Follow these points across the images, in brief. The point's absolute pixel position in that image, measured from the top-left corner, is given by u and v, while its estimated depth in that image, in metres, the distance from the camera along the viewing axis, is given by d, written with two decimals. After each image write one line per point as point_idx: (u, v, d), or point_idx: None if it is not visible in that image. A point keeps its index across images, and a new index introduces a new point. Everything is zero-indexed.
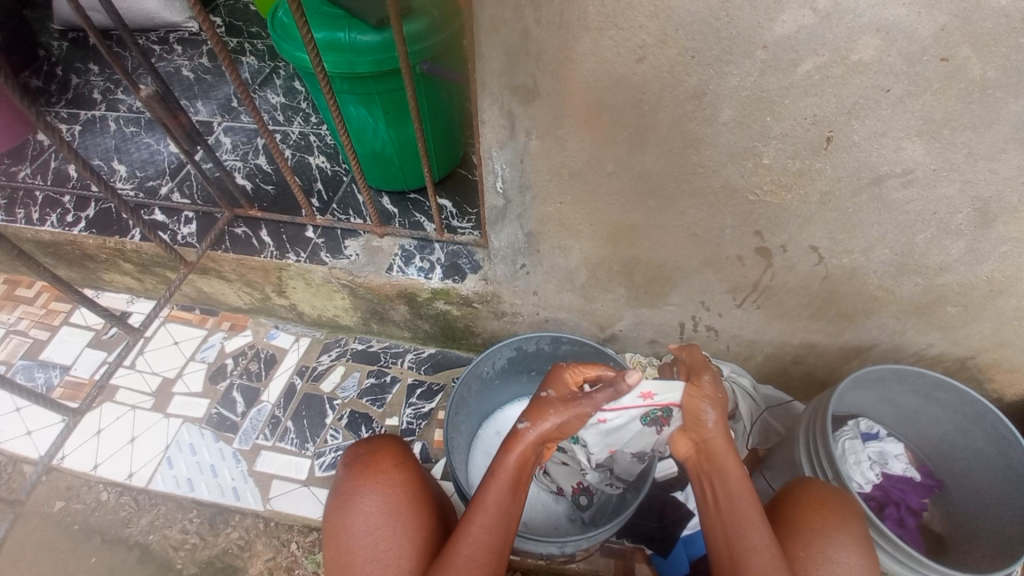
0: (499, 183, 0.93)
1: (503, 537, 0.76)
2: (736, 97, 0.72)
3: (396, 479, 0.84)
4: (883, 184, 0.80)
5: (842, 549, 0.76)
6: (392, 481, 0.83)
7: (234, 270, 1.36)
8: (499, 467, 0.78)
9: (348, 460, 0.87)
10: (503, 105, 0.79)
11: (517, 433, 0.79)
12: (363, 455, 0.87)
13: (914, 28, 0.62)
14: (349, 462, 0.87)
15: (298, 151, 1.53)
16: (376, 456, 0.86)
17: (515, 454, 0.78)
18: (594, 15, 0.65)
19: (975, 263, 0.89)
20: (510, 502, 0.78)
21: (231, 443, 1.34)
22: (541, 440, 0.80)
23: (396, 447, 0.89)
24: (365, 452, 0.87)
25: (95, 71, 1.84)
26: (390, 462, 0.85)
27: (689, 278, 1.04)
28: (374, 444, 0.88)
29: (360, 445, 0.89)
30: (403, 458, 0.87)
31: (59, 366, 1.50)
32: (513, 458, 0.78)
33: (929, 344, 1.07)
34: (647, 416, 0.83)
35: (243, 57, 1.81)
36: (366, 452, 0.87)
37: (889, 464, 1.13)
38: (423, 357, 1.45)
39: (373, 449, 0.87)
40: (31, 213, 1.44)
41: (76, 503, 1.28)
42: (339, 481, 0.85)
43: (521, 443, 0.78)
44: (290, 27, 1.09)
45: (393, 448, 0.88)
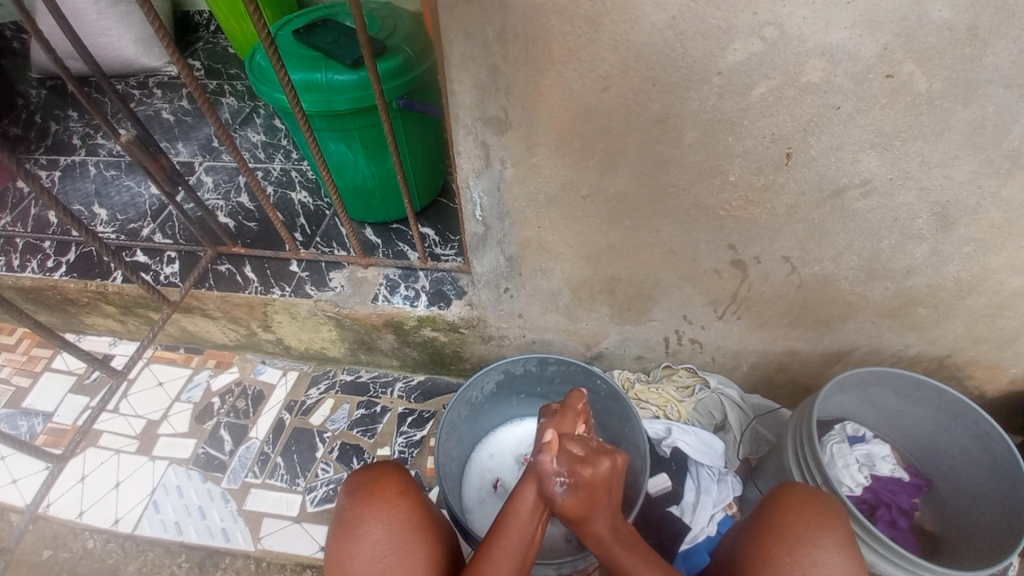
0: (479, 211, 0.95)
1: (525, 564, 0.76)
2: (699, 120, 0.75)
3: (401, 504, 0.83)
4: (845, 195, 0.83)
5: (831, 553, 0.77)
6: (396, 507, 0.82)
7: (218, 307, 1.36)
8: (522, 494, 0.79)
9: (350, 488, 0.85)
10: (477, 136, 0.82)
11: (532, 463, 0.81)
12: (366, 482, 0.85)
13: (859, 49, 0.66)
14: (352, 489, 0.85)
15: (280, 187, 1.55)
16: (380, 483, 0.85)
17: (535, 484, 0.80)
18: (558, 49, 0.68)
19: (940, 265, 0.93)
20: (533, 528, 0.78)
21: (220, 483, 1.31)
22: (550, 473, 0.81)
23: (398, 474, 0.88)
24: (369, 479, 0.86)
25: (74, 116, 1.85)
26: (394, 488, 0.84)
27: (669, 293, 1.07)
28: (377, 471, 0.87)
29: (362, 473, 0.87)
30: (406, 484, 0.86)
31: (41, 413, 1.47)
32: (534, 484, 0.80)
33: (906, 346, 1.10)
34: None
35: (222, 98, 1.84)
36: (370, 479, 0.86)
37: (878, 466, 1.14)
38: (412, 385, 1.45)
39: (377, 476, 0.86)
40: (11, 260, 1.43)
41: (63, 551, 1.25)
42: (342, 510, 0.83)
43: (542, 471, 0.81)
44: (268, 69, 1.12)
45: (396, 475, 0.87)
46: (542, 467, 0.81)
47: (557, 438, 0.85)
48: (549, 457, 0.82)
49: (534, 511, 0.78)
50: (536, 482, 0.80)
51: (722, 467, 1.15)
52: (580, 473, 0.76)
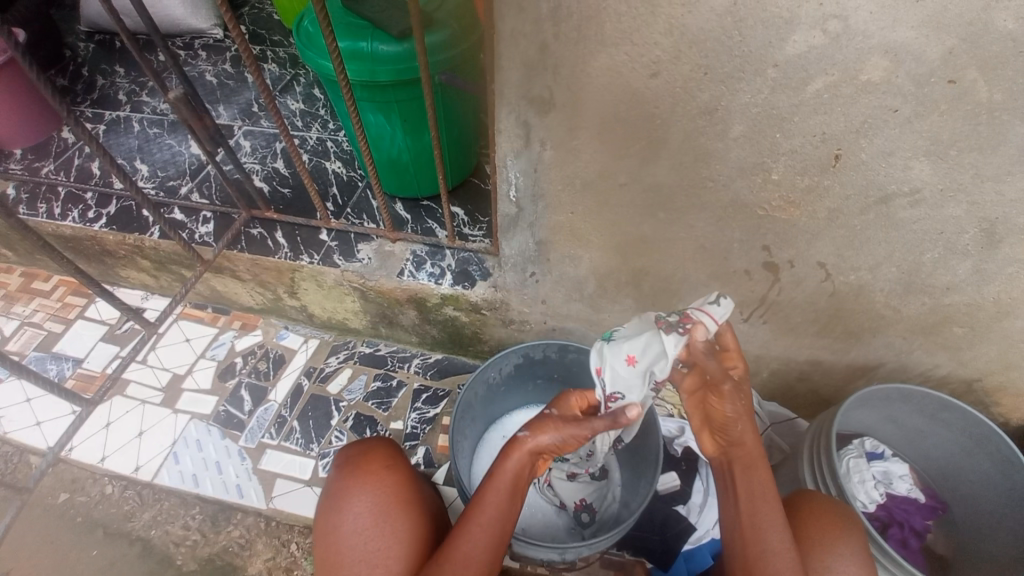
0: (513, 191, 0.95)
1: (499, 539, 0.78)
2: (747, 114, 0.74)
3: (386, 478, 0.85)
4: (890, 203, 0.81)
5: (858, 555, 0.78)
6: (380, 483, 0.85)
7: (248, 270, 1.39)
8: (499, 473, 0.80)
9: (339, 462, 0.89)
10: (519, 115, 0.82)
11: (517, 440, 0.80)
12: (354, 456, 0.88)
13: (922, 51, 0.64)
14: (341, 463, 0.88)
15: (315, 156, 1.57)
16: (365, 458, 0.87)
17: (515, 460, 0.80)
18: (611, 30, 0.67)
19: (982, 284, 0.90)
20: (509, 507, 0.79)
21: (238, 441, 1.35)
22: (538, 448, 0.81)
23: (384, 450, 0.90)
24: (357, 454, 0.89)
25: (120, 73, 1.89)
26: (380, 463, 0.87)
27: (696, 291, 1.06)
28: (365, 445, 0.90)
29: (352, 447, 0.90)
30: (392, 460, 0.88)
31: (72, 358, 1.52)
32: (512, 463, 0.80)
33: (936, 365, 1.07)
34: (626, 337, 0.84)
35: (265, 64, 1.86)
36: (357, 454, 0.88)
37: (895, 484, 1.13)
38: (429, 363, 1.46)
39: (364, 451, 0.89)
40: (54, 209, 1.48)
41: (82, 495, 1.30)
42: (331, 482, 0.87)
43: (521, 450, 0.80)
44: (314, 35, 1.13)
45: (383, 451, 0.90)
46: (524, 443, 0.80)
47: (555, 428, 0.81)
48: (535, 437, 0.80)
49: (510, 490, 0.79)
50: (515, 461, 0.80)
51: None
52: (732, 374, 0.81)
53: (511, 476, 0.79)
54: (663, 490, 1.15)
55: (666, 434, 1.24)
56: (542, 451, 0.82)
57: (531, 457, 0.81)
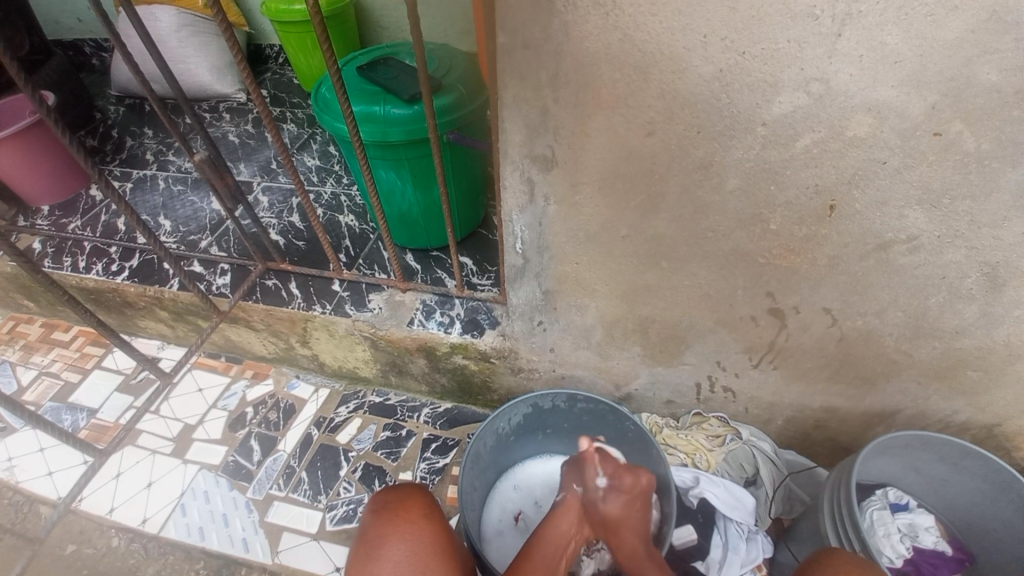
0: (519, 244, 0.98)
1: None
2: (741, 168, 0.77)
3: (424, 527, 0.83)
4: (890, 249, 0.82)
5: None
6: (422, 530, 0.83)
7: (262, 320, 1.42)
8: (547, 533, 0.91)
9: (376, 507, 0.87)
10: (523, 172, 0.85)
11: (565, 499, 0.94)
12: (392, 502, 0.87)
13: (905, 107, 0.67)
14: (377, 508, 0.87)
15: (329, 209, 1.64)
16: (406, 505, 0.86)
17: (553, 533, 0.91)
18: (606, 95, 0.72)
19: (991, 327, 0.89)
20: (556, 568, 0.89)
21: (245, 492, 1.34)
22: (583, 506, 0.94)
23: (423, 498, 0.89)
24: (394, 500, 0.87)
25: (148, 134, 2.01)
26: (418, 511, 0.85)
27: (703, 338, 1.06)
28: (401, 492, 0.89)
29: (388, 493, 0.89)
30: (430, 510, 0.87)
31: (86, 408, 1.54)
32: (561, 524, 0.92)
33: (954, 411, 1.05)
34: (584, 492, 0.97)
35: (285, 124, 1.97)
36: (395, 500, 0.87)
37: (921, 537, 1.08)
38: (439, 412, 1.46)
39: (402, 498, 0.88)
40: (79, 262, 1.55)
41: (87, 548, 1.28)
42: (367, 527, 0.84)
43: (560, 521, 0.92)
44: (332, 100, 1.21)
45: (420, 499, 0.88)
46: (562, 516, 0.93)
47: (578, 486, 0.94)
48: (567, 502, 0.94)
49: (549, 560, 0.88)
50: (554, 534, 0.91)
51: (752, 525, 1.10)
52: (621, 482, 0.92)
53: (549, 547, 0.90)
54: (679, 545, 1.10)
55: (681, 485, 1.14)
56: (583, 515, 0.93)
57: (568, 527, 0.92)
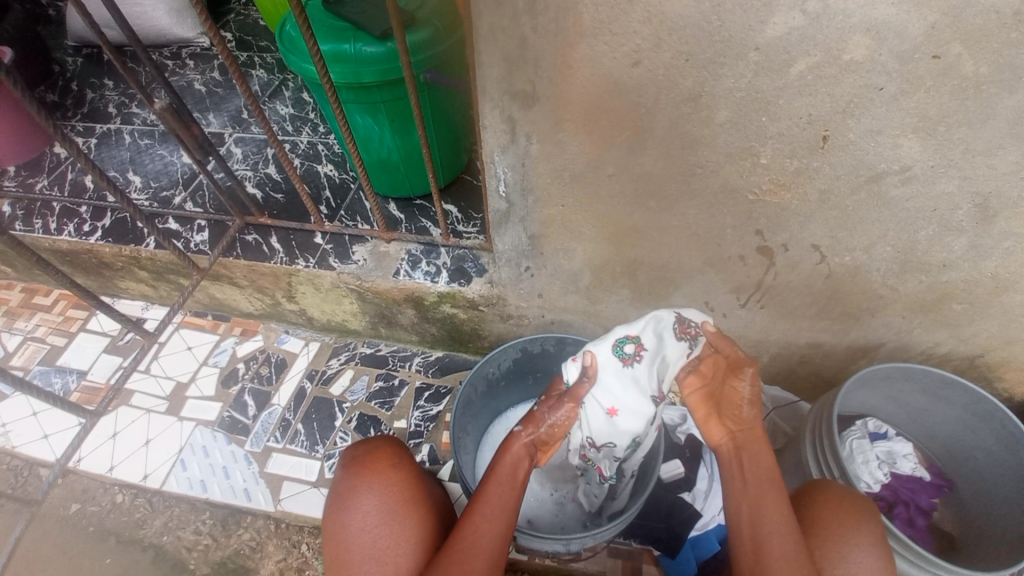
0: (502, 186, 0.94)
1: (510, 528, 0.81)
2: (732, 99, 0.73)
3: (394, 478, 0.85)
4: (881, 181, 0.80)
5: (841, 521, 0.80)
6: (389, 481, 0.84)
7: (245, 276, 1.39)
8: (498, 464, 0.84)
9: (346, 461, 0.88)
10: (504, 110, 0.81)
11: (511, 435, 0.86)
12: (361, 455, 0.87)
13: (905, 27, 0.63)
14: (347, 462, 0.88)
15: (306, 159, 1.57)
16: (373, 456, 0.87)
17: (510, 455, 0.85)
18: (589, 21, 0.67)
19: (978, 259, 0.89)
20: (512, 497, 0.82)
21: (243, 445, 1.36)
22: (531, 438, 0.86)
23: (392, 448, 0.89)
24: (363, 453, 0.88)
25: (109, 85, 1.89)
26: (387, 462, 0.86)
27: (692, 279, 1.05)
28: (371, 444, 0.89)
29: (358, 446, 0.90)
30: (398, 458, 0.88)
31: (76, 371, 1.53)
32: (512, 456, 0.85)
33: (936, 342, 1.07)
34: (621, 344, 0.86)
35: (253, 70, 1.86)
36: (362, 453, 0.88)
37: (898, 463, 1.12)
38: (430, 361, 1.46)
39: (371, 450, 0.88)
40: (49, 223, 1.48)
41: (92, 505, 1.31)
42: (338, 481, 0.86)
43: (515, 445, 0.85)
44: (298, 39, 1.13)
45: (389, 448, 0.89)
46: (519, 439, 0.86)
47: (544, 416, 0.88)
48: (528, 432, 0.87)
49: (511, 482, 0.83)
50: (512, 455, 0.85)
51: None
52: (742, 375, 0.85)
53: (509, 469, 0.84)
54: (667, 477, 1.16)
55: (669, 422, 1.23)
56: (536, 448, 0.88)
57: (525, 450, 0.86)
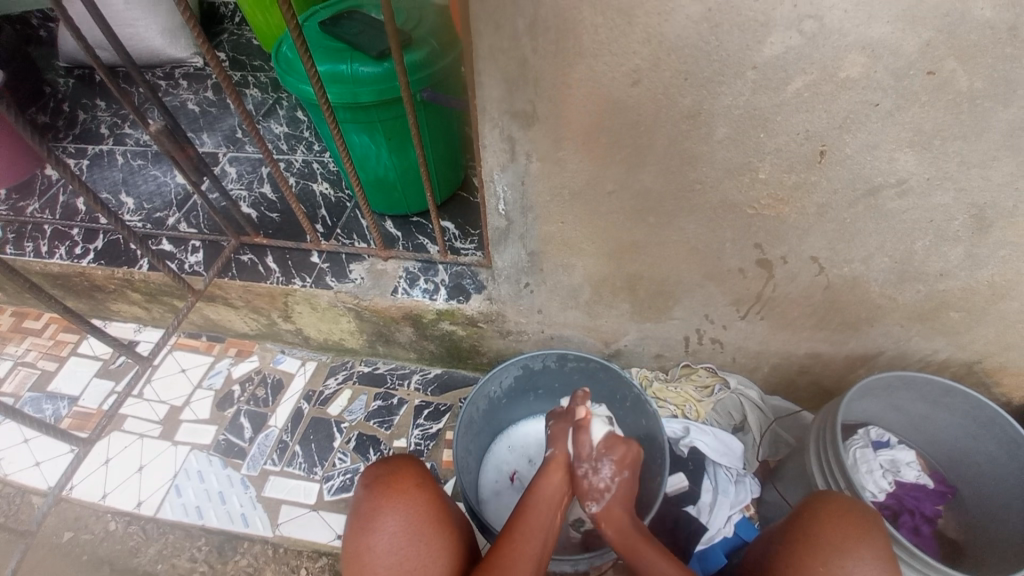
0: (502, 205, 0.94)
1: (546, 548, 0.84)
2: (731, 115, 0.74)
3: (418, 498, 0.83)
4: (879, 194, 0.81)
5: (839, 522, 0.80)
6: (415, 501, 0.83)
7: (241, 297, 1.38)
8: (540, 487, 0.91)
9: (367, 480, 0.86)
10: (503, 130, 0.81)
11: (551, 459, 0.95)
12: (383, 474, 0.85)
13: (900, 45, 0.64)
14: (369, 481, 0.85)
15: (301, 178, 1.56)
16: (397, 476, 0.85)
17: (552, 477, 0.92)
18: (589, 42, 0.67)
19: (974, 268, 0.90)
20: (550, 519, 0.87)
21: (240, 469, 1.33)
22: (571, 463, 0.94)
23: (415, 467, 0.88)
24: (386, 472, 0.86)
25: (101, 106, 1.88)
26: (412, 481, 0.85)
27: (692, 292, 1.05)
28: (392, 463, 0.87)
29: (379, 465, 0.88)
30: (423, 479, 0.87)
31: (68, 396, 1.50)
32: (554, 480, 0.92)
33: (935, 351, 1.07)
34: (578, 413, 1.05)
35: (246, 90, 1.85)
36: (386, 472, 0.86)
37: (902, 471, 1.11)
38: (429, 378, 1.45)
39: (394, 469, 0.86)
40: (40, 246, 1.46)
41: (84, 533, 1.28)
42: (359, 501, 0.83)
43: (556, 465, 0.94)
44: (294, 60, 1.13)
45: (411, 467, 0.87)
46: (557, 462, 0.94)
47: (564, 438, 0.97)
48: (562, 452, 0.95)
49: (549, 503, 0.88)
50: (553, 478, 0.92)
51: (740, 469, 1.14)
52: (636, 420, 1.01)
53: (548, 490, 0.90)
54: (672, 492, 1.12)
55: (671, 436, 1.18)
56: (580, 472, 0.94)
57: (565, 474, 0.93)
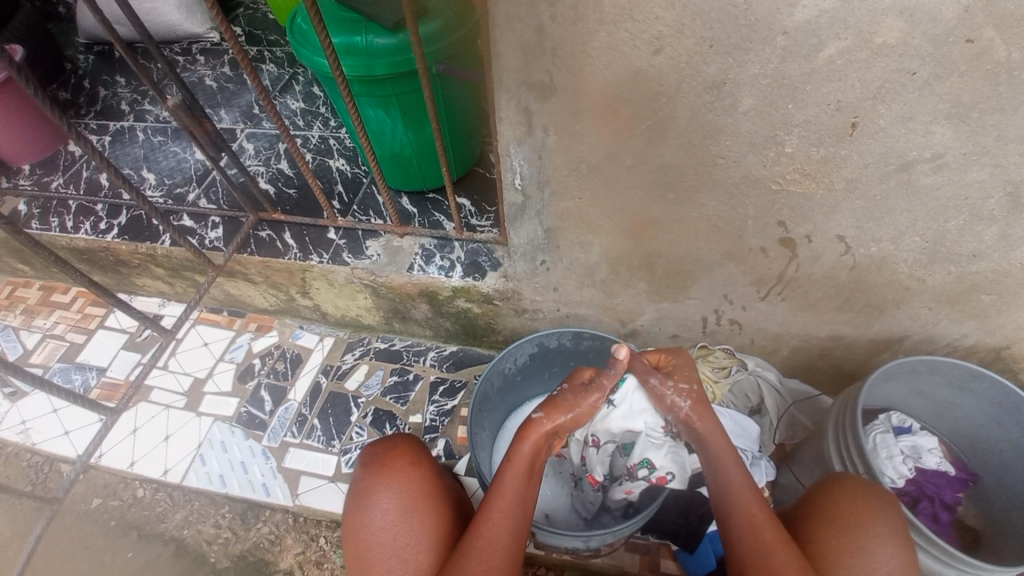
0: (518, 180, 0.93)
1: (523, 523, 0.80)
2: (757, 86, 0.71)
3: (410, 475, 0.85)
4: (911, 169, 0.78)
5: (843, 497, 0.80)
6: (407, 478, 0.84)
7: (260, 272, 1.40)
8: (515, 453, 0.83)
9: (364, 459, 0.88)
10: (519, 102, 0.79)
11: (532, 423, 0.84)
12: (378, 452, 0.88)
13: (940, 9, 0.61)
14: (365, 460, 0.88)
15: (318, 154, 1.56)
16: (390, 454, 0.86)
17: (530, 444, 0.83)
18: (609, 8, 0.65)
19: (1010, 249, 0.86)
20: (527, 491, 0.81)
21: (261, 440, 1.37)
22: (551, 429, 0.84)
23: (410, 445, 0.89)
24: (380, 451, 0.88)
25: (121, 82, 1.90)
26: (405, 459, 0.86)
27: (711, 272, 1.03)
28: (388, 442, 0.89)
29: (376, 444, 0.90)
30: (416, 455, 0.88)
31: (96, 367, 1.55)
32: (531, 448, 0.83)
33: (964, 335, 1.04)
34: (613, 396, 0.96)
35: (263, 64, 1.85)
36: (381, 450, 0.88)
37: (924, 459, 1.07)
38: (444, 355, 1.46)
39: (388, 447, 0.88)
40: (66, 221, 1.50)
41: (114, 499, 1.33)
42: (356, 479, 0.86)
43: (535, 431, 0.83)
44: (309, 32, 1.12)
45: (406, 445, 0.89)
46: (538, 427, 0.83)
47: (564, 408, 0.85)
48: (548, 421, 0.84)
49: (524, 476, 0.81)
50: (528, 445, 0.83)
51: (757, 451, 1.09)
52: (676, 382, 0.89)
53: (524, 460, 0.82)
54: None
55: None
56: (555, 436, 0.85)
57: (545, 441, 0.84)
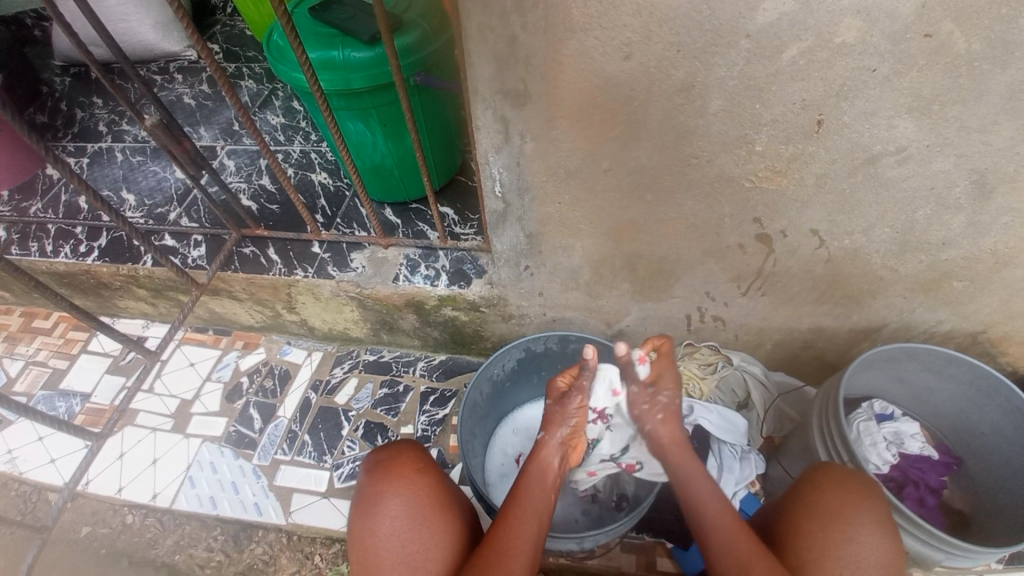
0: (498, 187, 0.94)
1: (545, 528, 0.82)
2: (725, 88, 0.73)
3: (419, 482, 0.85)
4: (878, 163, 0.80)
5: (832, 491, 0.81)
6: (415, 485, 0.84)
7: (244, 289, 1.39)
8: (530, 469, 0.88)
9: (370, 465, 0.87)
10: (496, 111, 0.81)
11: (539, 440, 0.90)
12: (384, 459, 0.87)
13: (894, 7, 0.63)
14: (371, 467, 0.87)
15: (300, 169, 1.56)
16: (397, 461, 0.86)
17: (541, 458, 0.89)
18: (578, 17, 0.67)
19: (976, 236, 0.89)
20: (546, 501, 0.85)
21: (251, 459, 1.35)
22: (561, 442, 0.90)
23: (416, 452, 0.89)
24: (386, 457, 0.88)
25: (98, 103, 1.89)
26: (412, 466, 0.86)
27: (692, 270, 1.05)
28: (393, 449, 0.89)
29: (381, 451, 0.89)
30: (423, 462, 0.88)
31: (80, 393, 1.53)
32: (545, 462, 0.88)
33: (939, 321, 1.07)
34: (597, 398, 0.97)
35: (241, 81, 1.85)
36: (387, 457, 0.87)
37: (906, 444, 1.11)
38: (434, 365, 1.46)
39: (395, 455, 0.88)
40: (45, 246, 1.48)
41: (102, 527, 1.31)
42: (362, 486, 0.85)
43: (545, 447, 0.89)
44: (286, 48, 1.12)
45: (411, 452, 0.89)
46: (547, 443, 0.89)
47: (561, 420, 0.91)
48: (551, 436, 0.90)
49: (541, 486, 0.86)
50: (541, 460, 0.89)
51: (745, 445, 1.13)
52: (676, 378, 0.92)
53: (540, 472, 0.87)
54: None
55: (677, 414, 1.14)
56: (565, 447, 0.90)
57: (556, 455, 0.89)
